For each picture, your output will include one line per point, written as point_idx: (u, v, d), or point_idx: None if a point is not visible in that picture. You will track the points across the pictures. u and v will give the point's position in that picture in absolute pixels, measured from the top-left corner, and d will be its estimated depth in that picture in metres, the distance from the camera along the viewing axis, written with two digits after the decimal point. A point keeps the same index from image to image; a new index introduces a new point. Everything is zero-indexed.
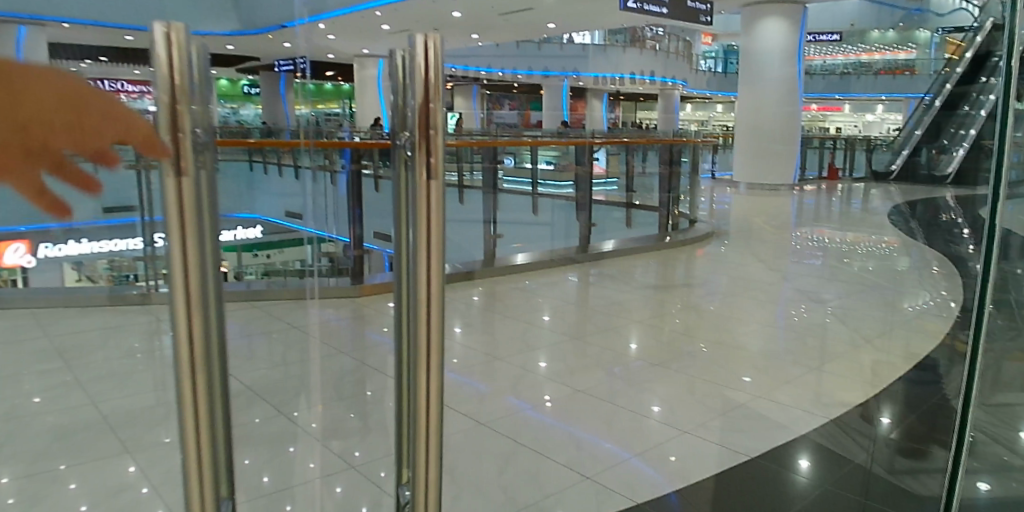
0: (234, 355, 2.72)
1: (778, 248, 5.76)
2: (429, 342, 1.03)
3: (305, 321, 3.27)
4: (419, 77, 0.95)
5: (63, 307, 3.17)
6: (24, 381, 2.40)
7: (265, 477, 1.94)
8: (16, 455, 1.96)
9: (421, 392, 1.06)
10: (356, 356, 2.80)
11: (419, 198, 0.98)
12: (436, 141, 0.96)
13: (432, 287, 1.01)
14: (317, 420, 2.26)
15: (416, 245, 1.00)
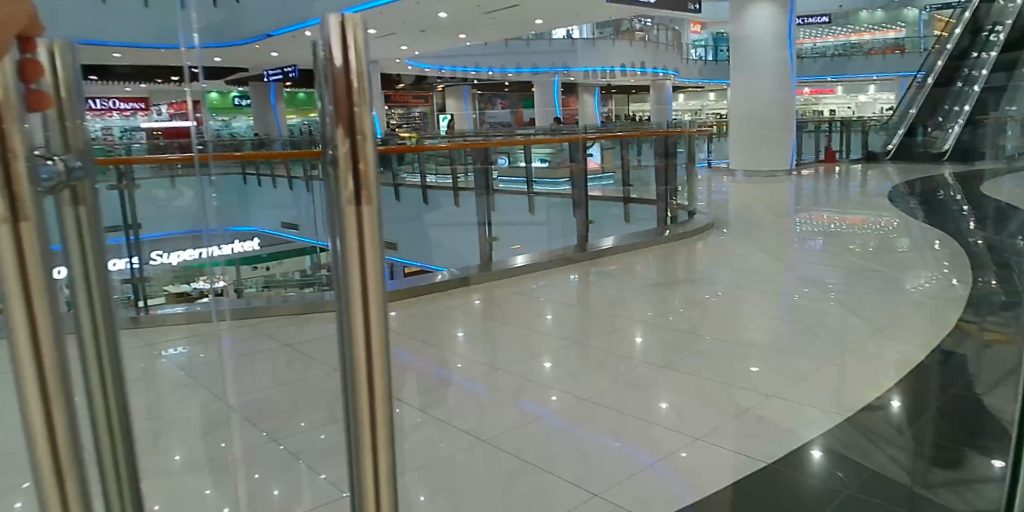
0: (233, 378, 2.67)
1: (778, 236, 5.72)
2: (372, 381, 0.93)
3: (302, 338, 3.20)
4: (339, 79, 0.86)
5: None
6: None
7: (275, 490, 1.96)
8: None
9: (364, 437, 0.95)
10: None
11: (348, 220, 0.89)
12: (365, 148, 0.88)
13: (370, 320, 0.92)
14: (325, 430, 2.26)
15: (349, 272, 0.91)
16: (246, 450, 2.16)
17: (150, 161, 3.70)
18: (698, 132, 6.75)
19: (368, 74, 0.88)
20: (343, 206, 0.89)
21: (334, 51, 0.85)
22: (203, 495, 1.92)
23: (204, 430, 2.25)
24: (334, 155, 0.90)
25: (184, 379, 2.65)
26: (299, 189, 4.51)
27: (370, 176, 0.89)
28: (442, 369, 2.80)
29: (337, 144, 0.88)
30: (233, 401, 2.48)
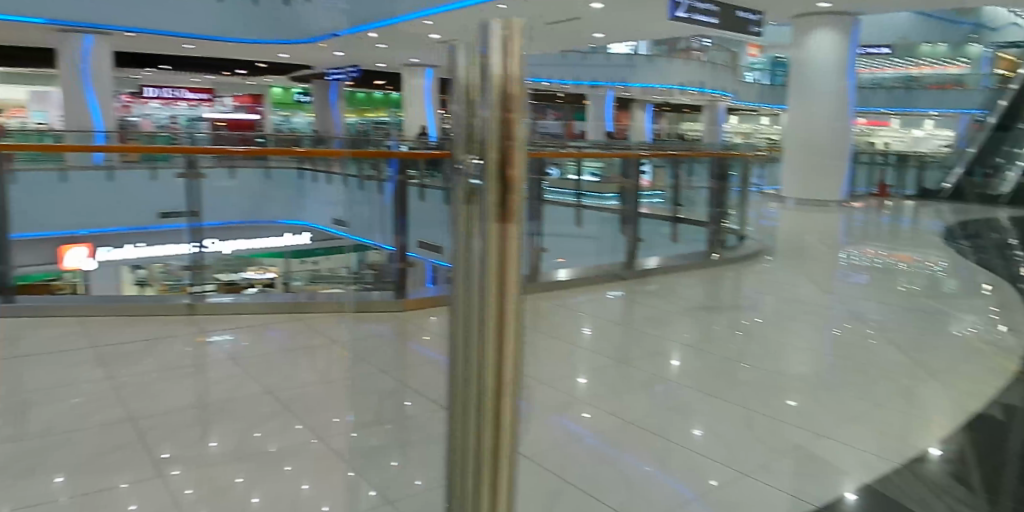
0: (275, 370, 2.68)
1: (827, 267, 5.59)
2: (503, 339, 1.16)
3: (353, 335, 3.14)
4: (501, 95, 1.07)
5: (120, 317, 3.33)
6: (71, 391, 2.41)
7: (305, 485, 1.93)
8: (62, 464, 1.97)
9: (489, 383, 1.19)
10: (399, 376, 2.67)
11: (496, 217, 1.10)
12: (515, 148, 1.09)
13: (506, 291, 1.14)
14: (387, 439, 2.20)
15: (491, 252, 1.12)
16: (283, 447, 2.13)
17: (218, 154, 3.80)
18: (752, 154, 6.63)
19: (522, 88, 1.09)
20: (494, 201, 1.10)
21: (498, 71, 1.07)
22: (236, 484, 1.92)
23: (247, 423, 2.26)
24: (486, 153, 1.11)
25: (232, 367, 2.68)
26: (357, 186, 4.54)
27: (517, 179, 1.10)
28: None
29: (492, 150, 1.09)
30: (279, 394, 2.49)
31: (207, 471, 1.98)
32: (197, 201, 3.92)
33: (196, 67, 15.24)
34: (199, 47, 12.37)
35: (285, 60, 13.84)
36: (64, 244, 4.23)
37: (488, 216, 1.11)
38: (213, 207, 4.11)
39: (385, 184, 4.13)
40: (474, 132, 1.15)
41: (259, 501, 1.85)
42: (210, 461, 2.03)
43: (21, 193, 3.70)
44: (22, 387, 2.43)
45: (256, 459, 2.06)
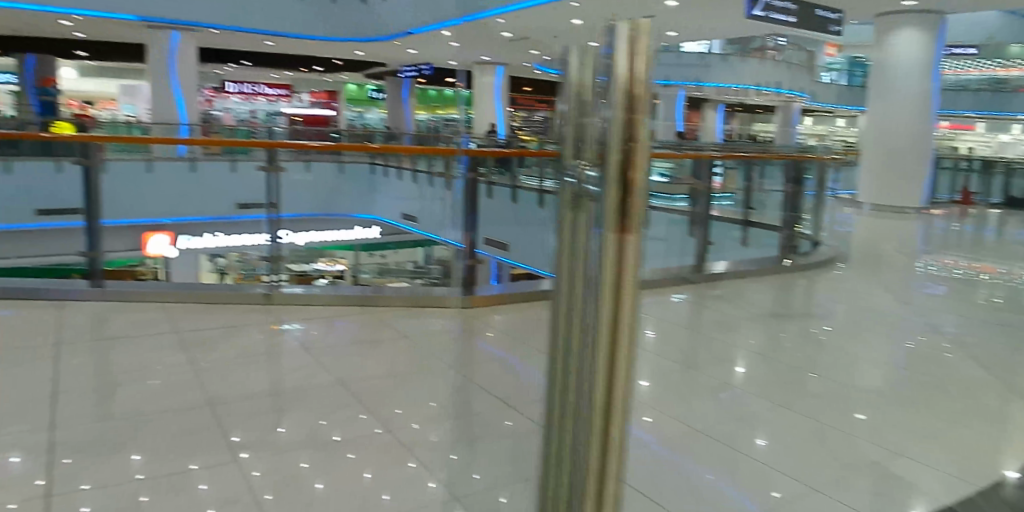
0: (344, 362, 2.73)
1: (905, 276, 5.35)
2: (615, 354, 1.10)
3: (421, 330, 3.17)
4: (626, 96, 0.99)
5: (197, 303, 3.47)
6: (153, 374, 2.52)
7: (367, 473, 1.97)
8: (144, 444, 2.05)
9: (597, 400, 1.14)
10: (464, 371, 2.69)
11: (612, 232, 1.04)
12: (638, 150, 1.01)
13: (621, 303, 1.07)
14: (453, 435, 2.21)
15: (605, 261, 1.06)
16: (347, 437, 2.17)
17: (297, 148, 3.91)
18: (829, 156, 6.40)
19: (649, 85, 1.00)
20: (612, 210, 1.03)
21: (623, 71, 0.99)
22: (301, 469, 1.97)
23: (315, 411, 2.32)
24: (606, 156, 1.04)
25: (303, 357, 2.75)
26: (427, 182, 4.58)
27: (639, 182, 1.03)
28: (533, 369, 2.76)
29: (614, 152, 1.02)
30: (349, 385, 2.53)
31: (276, 458, 2.03)
32: (278, 193, 4.05)
33: (274, 63, 15.73)
34: (278, 44, 12.77)
35: (359, 56, 14.14)
36: (149, 232, 4.46)
37: (606, 223, 1.05)
38: (295, 201, 4.21)
39: (455, 181, 4.14)
40: (598, 131, 1.08)
41: (322, 487, 1.89)
42: (278, 447, 2.08)
43: (113, 182, 3.91)
44: (108, 368, 2.54)
45: (321, 447, 2.10)
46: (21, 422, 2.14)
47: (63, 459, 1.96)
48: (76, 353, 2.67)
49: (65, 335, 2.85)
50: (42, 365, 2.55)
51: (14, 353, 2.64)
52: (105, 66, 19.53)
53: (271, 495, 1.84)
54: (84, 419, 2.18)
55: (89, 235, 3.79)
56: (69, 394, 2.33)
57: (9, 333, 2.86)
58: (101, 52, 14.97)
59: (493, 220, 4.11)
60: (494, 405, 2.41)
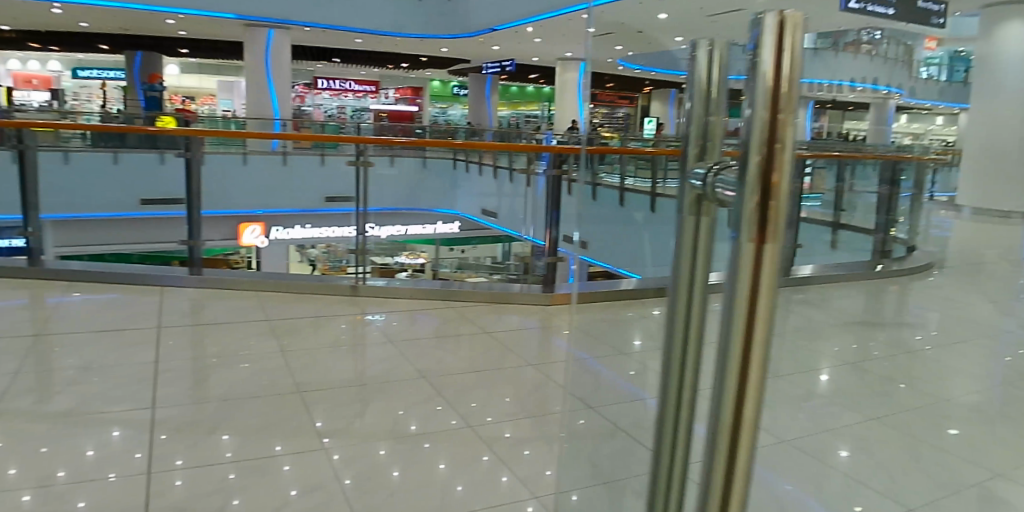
0: (423, 354, 2.78)
1: (1009, 285, 5.02)
2: (737, 426, 0.82)
3: (500, 327, 3.17)
4: (769, 82, 0.75)
5: (285, 292, 3.60)
6: (244, 359, 2.63)
7: (441, 464, 2.00)
8: (235, 427, 2.14)
9: (715, 475, 0.86)
10: (541, 368, 2.70)
11: (743, 259, 0.79)
12: (781, 159, 0.77)
13: (752, 360, 0.80)
14: (534, 434, 2.20)
15: (731, 300, 0.81)
16: (423, 427, 2.21)
17: (383, 144, 3.97)
18: None
19: (800, 81, 0.77)
20: (743, 234, 0.79)
21: (769, 55, 0.76)
22: (378, 455, 2.02)
23: (394, 399, 2.38)
24: (742, 165, 0.81)
25: (385, 348, 2.81)
26: (507, 178, 4.58)
27: (784, 187, 0.77)
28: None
29: (752, 151, 0.78)
30: (430, 378, 2.57)
31: (355, 445, 2.08)
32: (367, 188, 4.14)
33: (361, 60, 16.19)
34: (366, 41, 13.14)
35: (443, 53, 14.37)
36: (245, 222, 4.62)
37: (739, 240, 0.80)
38: (381, 196, 4.29)
39: (536, 178, 4.12)
40: (736, 138, 0.85)
41: (398, 475, 1.94)
42: (358, 435, 2.14)
43: (215, 172, 4.08)
44: (205, 352, 2.68)
45: (399, 437, 2.14)
46: (125, 400, 2.28)
47: (161, 436, 2.07)
48: (176, 337, 2.82)
49: (167, 320, 3.02)
50: (147, 346, 2.70)
51: (122, 335, 2.82)
52: (207, 63, 20.63)
53: (350, 481, 1.89)
54: (180, 400, 2.29)
55: (190, 224, 3.92)
56: (168, 375, 2.47)
57: (117, 315, 3.05)
58: (204, 50, 15.81)
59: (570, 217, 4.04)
60: None
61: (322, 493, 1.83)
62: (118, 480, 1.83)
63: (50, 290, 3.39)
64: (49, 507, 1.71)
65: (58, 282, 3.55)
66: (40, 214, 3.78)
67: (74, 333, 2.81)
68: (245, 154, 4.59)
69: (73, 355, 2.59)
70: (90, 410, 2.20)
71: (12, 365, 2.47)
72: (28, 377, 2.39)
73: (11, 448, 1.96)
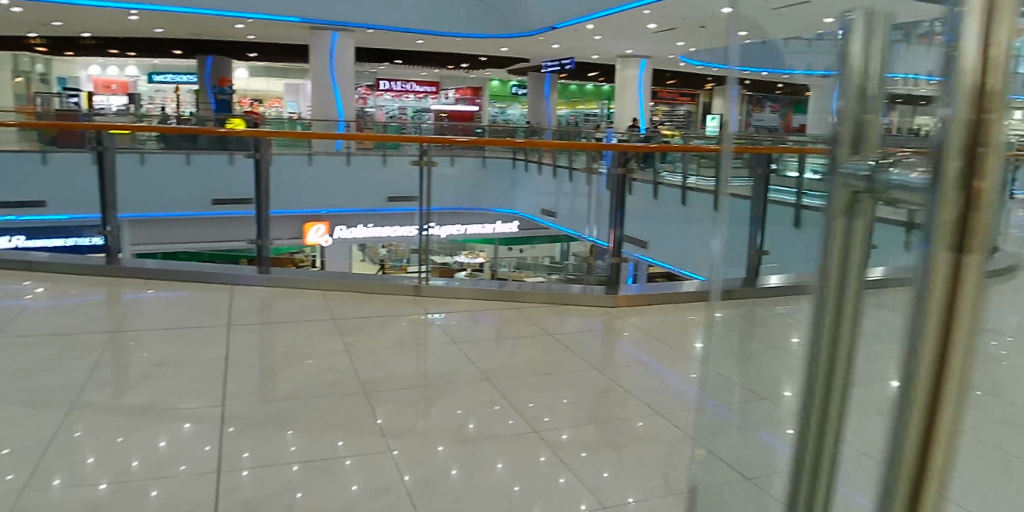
0: (485, 356, 2.76)
1: None
2: (935, 401, 0.95)
3: (562, 328, 3.12)
4: (974, 90, 0.85)
5: (345, 292, 3.64)
6: (313, 358, 2.66)
7: (499, 464, 1.99)
8: (296, 424, 2.17)
9: (911, 442, 0.98)
10: (605, 372, 2.65)
11: (948, 252, 0.91)
12: (987, 161, 0.87)
13: (951, 337, 0.93)
14: (610, 437, 2.16)
15: (932, 290, 0.94)
16: (481, 426, 2.20)
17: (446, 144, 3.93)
18: None
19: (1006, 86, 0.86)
20: (946, 232, 0.91)
21: (972, 67, 0.85)
22: (437, 454, 2.03)
23: (454, 397, 2.39)
24: (941, 162, 0.92)
25: (448, 349, 2.81)
26: (567, 177, 4.54)
27: (986, 195, 0.88)
28: (665, 370, 2.67)
29: (953, 155, 0.89)
30: (496, 381, 2.54)
31: (414, 445, 2.07)
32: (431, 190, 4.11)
33: (422, 61, 16.38)
34: (427, 42, 13.29)
35: (503, 52, 14.40)
36: (310, 220, 4.60)
37: (934, 247, 0.93)
38: (445, 195, 4.26)
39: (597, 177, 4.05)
40: (931, 137, 0.95)
41: (457, 474, 1.93)
42: (415, 434, 2.14)
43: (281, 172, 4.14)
44: (271, 350, 2.72)
45: (457, 437, 2.13)
46: (196, 394, 2.33)
47: (229, 428, 2.12)
48: (245, 334, 2.88)
49: (235, 317, 3.09)
50: (216, 343, 2.77)
51: (192, 331, 2.89)
52: (275, 66, 21.25)
53: (410, 478, 1.90)
54: (248, 396, 2.34)
55: (260, 224, 3.99)
56: (236, 372, 2.52)
57: (189, 312, 3.14)
58: (271, 54, 16.26)
59: (654, 216, 4.34)
60: (637, 411, 2.33)
61: (382, 490, 1.84)
62: (189, 471, 1.89)
63: (126, 287, 3.51)
64: (125, 495, 1.77)
65: (133, 279, 3.68)
66: (118, 213, 3.93)
67: (149, 329, 2.90)
68: (310, 154, 4.67)
69: (147, 350, 2.67)
70: (163, 403, 2.26)
71: (92, 359, 2.57)
72: (106, 370, 2.48)
73: (90, 436, 2.04)
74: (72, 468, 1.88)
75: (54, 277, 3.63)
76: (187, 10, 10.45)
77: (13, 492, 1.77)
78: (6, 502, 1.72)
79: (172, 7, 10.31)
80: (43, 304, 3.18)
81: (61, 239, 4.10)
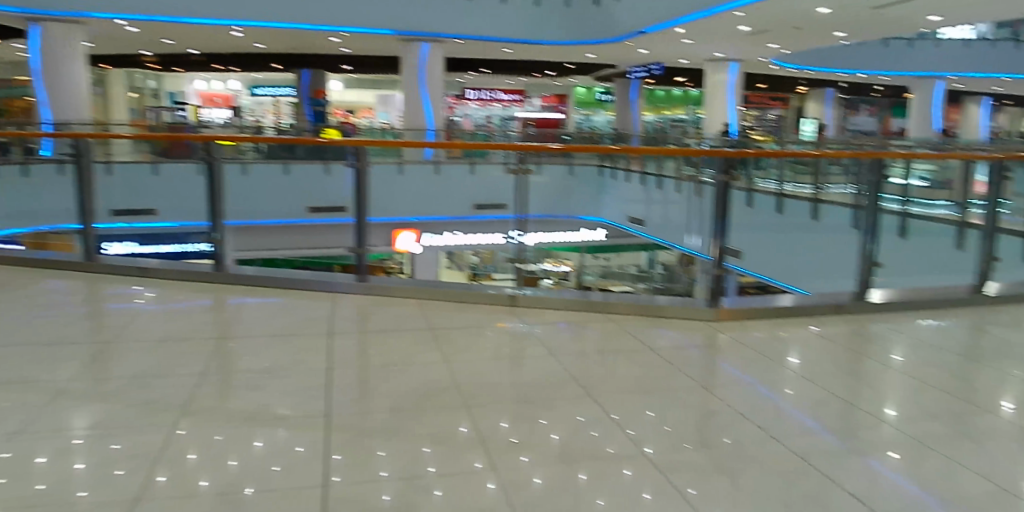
0: (581, 369, 2.70)
1: None
2: None
3: (660, 343, 3.03)
4: None
5: (431, 300, 3.67)
6: (414, 369, 2.66)
7: (582, 475, 1.97)
8: (386, 430, 2.20)
9: None
10: (703, 387, 2.56)
11: None
12: None
13: None
14: (707, 457, 2.07)
15: None
16: (565, 438, 2.17)
17: (546, 151, 3.94)
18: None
19: None
20: None
21: None
22: (520, 462, 2.02)
23: (548, 411, 2.34)
24: None
25: (546, 361, 2.76)
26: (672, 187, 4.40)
27: None
28: (766, 390, 2.55)
29: None
30: (595, 395, 2.48)
31: (499, 455, 2.06)
32: (527, 197, 4.13)
33: (507, 70, 16.47)
34: (513, 51, 13.37)
35: (588, 58, 14.32)
36: (398, 227, 4.27)
37: None
38: (540, 200, 4.25)
39: (704, 187, 3.88)
40: None
41: (540, 483, 1.93)
42: (499, 442, 2.14)
43: (379, 182, 4.29)
44: (371, 359, 2.75)
45: (538, 444, 2.13)
46: (296, 401, 2.38)
47: (325, 433, 2.17)
48: (346, 343, 2.91)
49: (337, 326, 3.14)
50: (319, 352, 2.81)
51: (296, 339, 2.95)
52: (367, 78, 21.97)
53: (495, 486, 1.90)
54: (348, 404, 2.36)
55: (358, 231, 4.14)
56: (336, 380, 2.55)
57: (291, 319, 3.22)
58: (362, 66, 16.71)
59: (751, 227, 4.20)
60: (728, 427, 2.26)
61: (467, 499, 1.85)
62: (282, 472, 1.95)
63: (231, 293, 3.65)
64: (223, 492, 1.86)
65: (237, 286, 3.81)
66: (226, 221, 4.13)
67: (255, 336, 2.98)
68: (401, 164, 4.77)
69: (254, 357, 2.75)
70: (265, 409, 2.32)
71: (201, 365, 2.66)
72: (213, 376, 2.56)
73: (192, 433, 2.15)
74: (175, 463, 1.99)
75: (166, 283, 3.80)
76: (283, 25, 10.89)
77: (129, 491, 1.86)
78: (122, 502, 1.81)
79: (268, 23, 10.76)
80: (155, 308, 3.34)
81: (169, 245, 4.29)
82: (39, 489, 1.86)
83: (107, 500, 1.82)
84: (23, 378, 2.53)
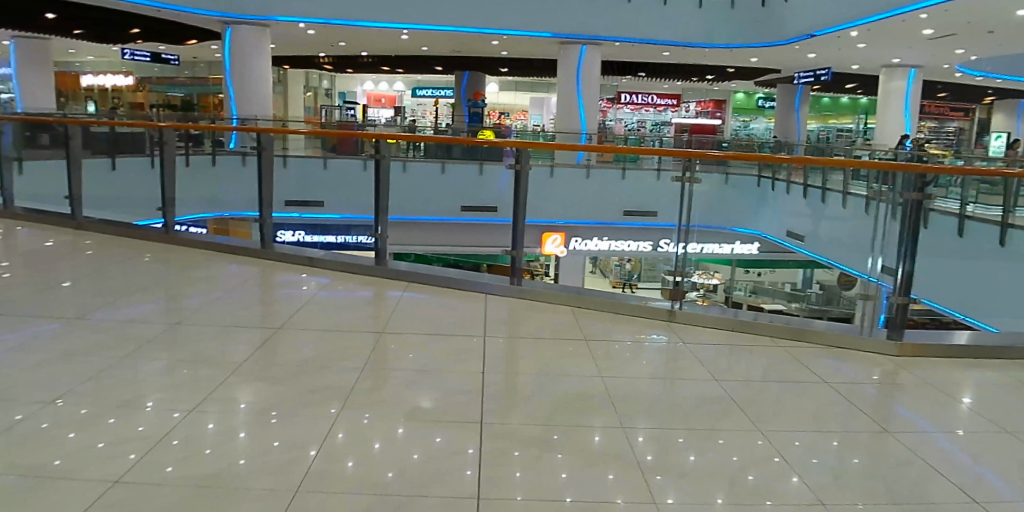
0: (737, 394, 2.56)
1: None
2: None
3: (827, 375, 2.80)
4: None
5: (575, 308, 3.69)
6: (567, 379, 2.63)
7: (719, 499, 1.89)
8: (523, 433, 2.21)
9: None
10: (862, 423, 2.37)
11: None
12: None
13: None
14: (862, 501, 1.91)
15: None
16: (704, 460, 2.09)
17: (718, 158, 3.63)
18: None
19: None
20: None
21: None
22: (655, 479, 1.98)
23: (693, 434, 2.24)
24: None
25: (702, 383, 2.64)
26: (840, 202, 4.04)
27: None
28: (932, 432, 2.33)
29: None
30: (750, 423, 2.34)
31: (633, 469, 2.02)
32: (693, 207, 3.81)
33: (661, 74, 16.13)
34: (671, 54, 13.09)
35: (750, 63, 13.73)
36: (546, 230, 4.09)
37: None
38: (709, 211, 3.88)
39: (890, 206, 3.46)
40: None
41: (673, 503, 1.87)
42: (634, 456, 2.10)
43: (546, 184, 4.18)
44: (522, 365, 2.75)
45: (675, 462, 2.07)
46: (446, 398, 2.43)
47: (466, 430, 2.22)
48: (498, 348, 2.92)
49: (491, 328, 3.18)
50: (470, 356, 2.83)
51: (450, 339, 3.01)
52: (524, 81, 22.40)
53: (625, 501, 1.87)
54: (493, 406, 2.39)
55: (515, 233, 4.07)
56: (486, 382, 2.58)
57: (445, 318, 3.30)
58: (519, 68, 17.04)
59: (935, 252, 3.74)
60: (886, 469, 2.08)
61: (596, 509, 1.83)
62: (420, 460, 2.04)
63: (391, 287, 3.82)
64: (365, 475, 1.96)
65: (398, 281, 3.96)
66: (390, 216, 4.29)
67: (412, 333, 3.07)
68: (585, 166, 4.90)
69: (412, 353, 2.84)
70: (414, 404, 2.39)
71: (361, 357, 2.77)
72: (369, 369, 2.66)
73: (344, 415, 2.29)
74: (325, 441, 2.13)
75: (330, 274, 4.01)
76: (444, 28, 11.33)
77: (285, 464, 2.00)
78: (279, 474, 1.95)
79: (430, 26, 11.24)
80: (321, 296, 3.55)
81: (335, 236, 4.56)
82: (207, 453, 2.04)
83: (267, 469, 1.98)
84: (211, 352, 2.78)
